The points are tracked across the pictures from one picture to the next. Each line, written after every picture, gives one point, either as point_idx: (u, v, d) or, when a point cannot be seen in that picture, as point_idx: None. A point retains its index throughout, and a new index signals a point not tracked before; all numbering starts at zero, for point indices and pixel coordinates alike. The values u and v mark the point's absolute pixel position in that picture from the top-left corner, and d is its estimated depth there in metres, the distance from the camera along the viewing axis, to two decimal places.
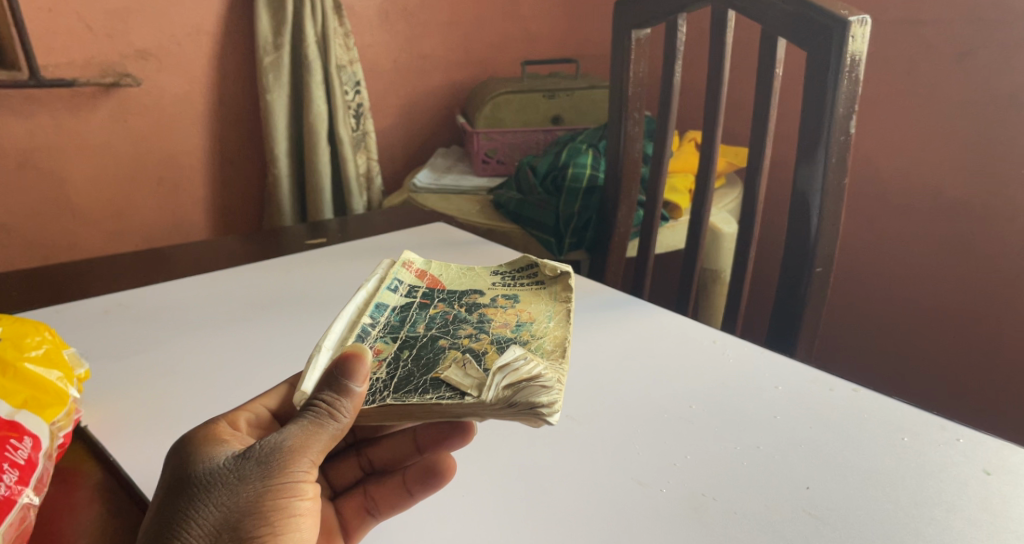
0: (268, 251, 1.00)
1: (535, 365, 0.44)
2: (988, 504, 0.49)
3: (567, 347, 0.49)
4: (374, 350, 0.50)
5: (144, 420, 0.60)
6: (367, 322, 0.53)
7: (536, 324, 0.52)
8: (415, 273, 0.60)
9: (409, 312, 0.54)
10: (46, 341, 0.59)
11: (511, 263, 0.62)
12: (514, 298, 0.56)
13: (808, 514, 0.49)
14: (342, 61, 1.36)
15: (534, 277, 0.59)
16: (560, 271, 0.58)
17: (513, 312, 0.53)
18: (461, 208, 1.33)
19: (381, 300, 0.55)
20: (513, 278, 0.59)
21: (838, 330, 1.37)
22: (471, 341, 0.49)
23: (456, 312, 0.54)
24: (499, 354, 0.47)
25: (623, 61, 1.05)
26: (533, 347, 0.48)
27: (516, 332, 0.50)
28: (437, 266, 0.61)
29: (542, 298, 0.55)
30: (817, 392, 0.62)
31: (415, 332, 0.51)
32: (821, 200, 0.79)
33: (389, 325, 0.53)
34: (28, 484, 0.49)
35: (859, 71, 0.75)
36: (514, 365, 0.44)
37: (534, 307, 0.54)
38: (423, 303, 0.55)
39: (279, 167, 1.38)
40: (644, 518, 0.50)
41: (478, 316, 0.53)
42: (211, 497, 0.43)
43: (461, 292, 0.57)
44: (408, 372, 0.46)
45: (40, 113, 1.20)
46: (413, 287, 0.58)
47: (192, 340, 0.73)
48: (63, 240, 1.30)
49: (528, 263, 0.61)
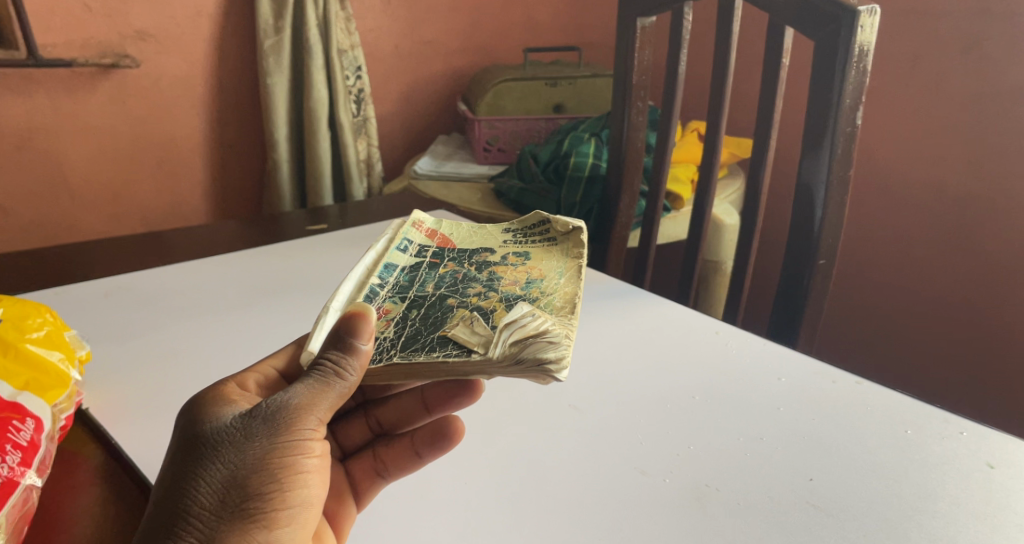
0: (268, 235, 1.00)
1: (542, 321, 0.44)
2: (992, 496, 0.49)
3: (576, 304, 0.48)
4: (383, 309, 0.50)
5: (145, 404, 0.60)
6: (375, 283, 0.53)
7: (547, 281, 0.51)
8: (426, 233, 0.60)
9: (419, 272, 0.54)
10: (48, 323, 0.58)
11: (522, 221, 0.60)
12: (526, 254, 0.55)
13: (811, 505, 0.49)
14: (343, 45, 1.35)
15: (546, 233, 0.58)
16: (572, 226, 0.57)
17: (524, 269, 0.53)
18: (462, 195, 1.33)
19: (390, 259, 0.56)
20: (523, 236, 0.58)
21: (837, 323, 1.38)
22: (479, 301, 0.49)
23: (466, 271, 0.54)
24: (507, 312, 0.47)
25: (629, 49, 1.04)
26: (542, 304, 0.48)
27: (526, 289, 0.50)
28: (447, 226, 0.61)
29: (554, 254, 0.55)
30: (820, 384, 0.62)
31: (424, 291, 0.51)
32: (827, 193, 0.79)
33: (397, 286, 0.53)
34: (31, 466, 0.49)
35: (867, 62, 0.74)
36: (522, 321, 0.44)
37: (545, 263, 0.54)
38: (433, 263, 0.55)
39: (279, 151, 1.37)
40: (649, 509, 0.50)
41: (488, 275, 0.53)
42: (219, 455, 0.43)
43: (472, 250, 0.57)
44: (415, 331, 0.47)
45: (39, 93, 1.19)
46: (423, 246, 0.58)
47: (194, 324, 0.73)
48: (60, 222, 1.30)
49: (538, 219, 0.59)
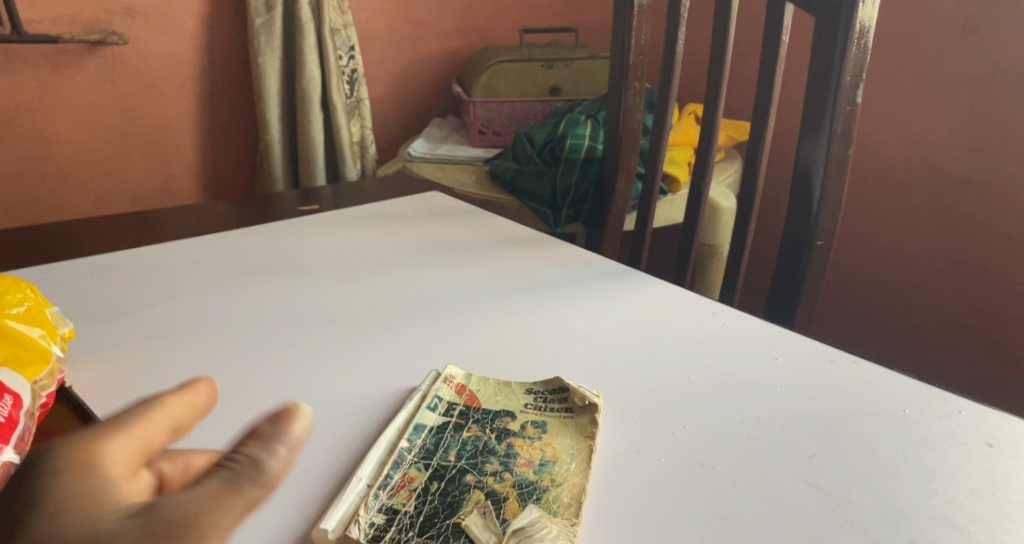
0: (259, 215, 0.99)
1: (549, 529, 0.41)
2: (992, 474, 0.48)
3: (585, 502, 0.45)
4: (406, 478, 0.46)
5: (129, 384, 0.58)
6: (403, 446, 0.49)
7: (559, 465, 0.48)
8: (455, 389, 0.56)
9: (444, 434, 0.50)
10: (28, 298, 0.56)
11: (546, 381, 0.57)
12: (543, 427, 0.51)
13: (809, 485, 0.47)
14: (336, 24, 1.33)
15: (565, 402, 0.55)
16: (590, 401, 0.54)
17: (540, 446, 0.49)
18: (457, 178, 1.32)
19: (420, 420, 0.51)
20: (545, 401, 0.55)
21: (837, 300, 1.40)
22: (495, 482, 0.45)
23: (488, 439, 0.50)
24: (520, 505, 0.43)
25: (625, 27, 1.01)
26: (552, 496, 0.45)
27: (539, 475, 0.46)
28: (476, 381, 0.57)
29: (570, 432, 0.51)
30: (818, 364, 0.61)
31: (447, 460, 0.47)
32: (825, 172, 0.78)
33: (423, 449, 0.49)
34: (10, 443, 0.46)
35: (868, 38, 0.73)
36: (529, 528, 0.41)
37: (560, 441, 0.50)
38: (458, 424, 0.51)
39: (271, 132, 1.35)
40: (641, 481, 0.48)
41: (505, 448, 0.49)
42: None
43: (495, 413, 0.53)
44: (433, 510, 0.43)
45: (24, 70, 1.17)
46: (452, 404, 0.54)
47: (181, 304, 0.71)
48: (48, 202, 1.28)
49: (560, 384, 0.56)
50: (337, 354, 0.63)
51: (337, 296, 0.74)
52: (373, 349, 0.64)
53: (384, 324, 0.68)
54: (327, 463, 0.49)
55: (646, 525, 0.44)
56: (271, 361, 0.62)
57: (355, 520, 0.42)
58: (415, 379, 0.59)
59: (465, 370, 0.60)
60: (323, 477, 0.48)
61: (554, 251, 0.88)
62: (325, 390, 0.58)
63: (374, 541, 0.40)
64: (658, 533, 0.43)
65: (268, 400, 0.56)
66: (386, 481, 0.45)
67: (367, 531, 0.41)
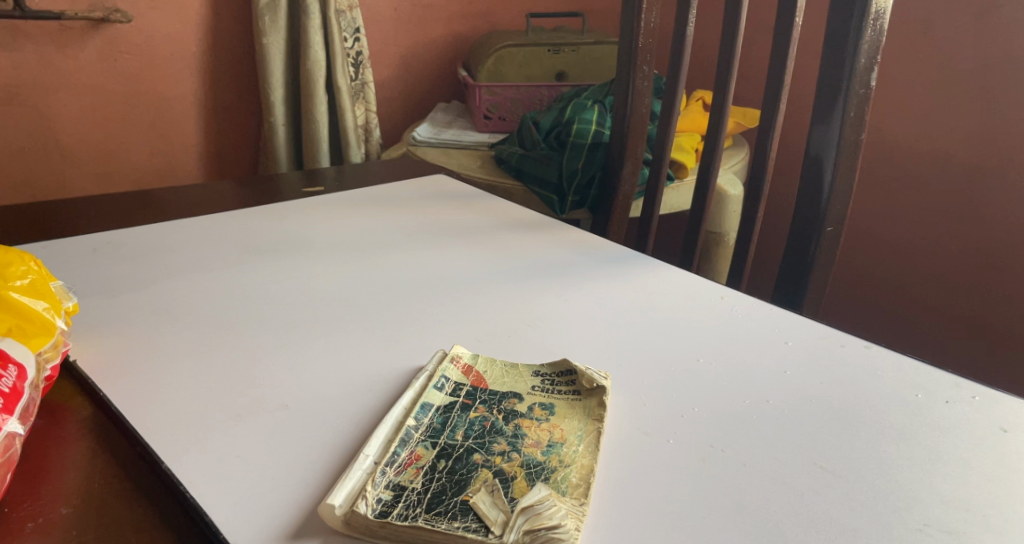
0: (262, 196, 0.98)
1: (558, 508, 0.41)
2: (1005, 458, 0.48)
3: (593, 483, 0.44)
4: (413, 456, 0.45)
5: (130, 359, 0.58)
6: (411, 424, 0.48)
7: (567, 446, 0.47)
8: (462, 369, 0.55)
9: (452, 414, 0.49)
10: (32, 271, 0.55)
11: (552, 364, 0.56)
12: (550, 408, 0.51)
13: (820, 468, 0.47)
14: (341, 6, 1.32)
15: (572, 385, 0.54)
16: (597, 384, 0.53)
17: (547, 427, 0.49)
18: (462, 163, 1.30)
19: (427, 399, 0.51)
20: (551, 384, 0.54)
21: (846, 286, 1.41)
22: (503, 461, 0.45)
23: (495, 419, 0.49)
24: (528, 484, 0.43)
25: (635, 11, 0.99)
26: (558, 477, 0.44)
27: (547, 455, 0.46)
28: (483, 362, 0.56)
29: (576, 413, 0.51)
30: (830, 348, 0.61)
31: (454, 439, 0.47)
32: (836, 157, 0.77)
33: (431, 428, 0.48)
34: (13, 413, 0.45)
35: (884, 21, 0.72)
36: (538, 505, 0.40)
37: (567, 423, 0.50)
38: (466, 404, 0.51)
39: (275, 113, 1.34)
40: (655, 465, 0.47)
41: (513, 429, 0.48)
42: None
43: (502, 394, 0.52)
44: (442, 488, 0.42)
45: (26, 46, 1.16)
46: (458, 385, 0.53)
47: (184, 282, 0.71)
48: (52, 179, 1.27)
49: (567, 366, 0.56)
50: (342, 334, 0.63)
51: (342, 276, 0.74)
52: (378, 329, 0.63)
53: (389, 305, 0.68)
54: (328, 440, 0.48)
55: (655, 506, 0.43)
56: (274, 340, 0.61)
57: (362, 495, 0.41)
58: (422, 359, 0.59)
59: (472, 351, 0.60)
60: (327, 453, 0.47)
61: (561, 234, 0.87)
62: (329, 369, 0.57)
63: (381, 515, 0.40)
64: (665, 515, 0.42)
65: (273, 377, 0.56)
66: (393, 458, 0.45)
67: (374, 506, 0.40)
